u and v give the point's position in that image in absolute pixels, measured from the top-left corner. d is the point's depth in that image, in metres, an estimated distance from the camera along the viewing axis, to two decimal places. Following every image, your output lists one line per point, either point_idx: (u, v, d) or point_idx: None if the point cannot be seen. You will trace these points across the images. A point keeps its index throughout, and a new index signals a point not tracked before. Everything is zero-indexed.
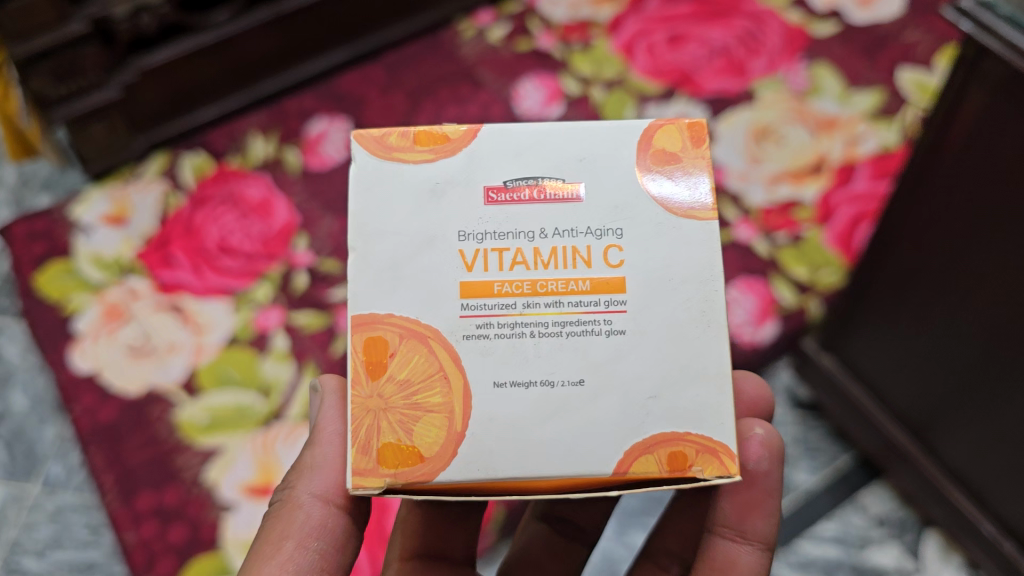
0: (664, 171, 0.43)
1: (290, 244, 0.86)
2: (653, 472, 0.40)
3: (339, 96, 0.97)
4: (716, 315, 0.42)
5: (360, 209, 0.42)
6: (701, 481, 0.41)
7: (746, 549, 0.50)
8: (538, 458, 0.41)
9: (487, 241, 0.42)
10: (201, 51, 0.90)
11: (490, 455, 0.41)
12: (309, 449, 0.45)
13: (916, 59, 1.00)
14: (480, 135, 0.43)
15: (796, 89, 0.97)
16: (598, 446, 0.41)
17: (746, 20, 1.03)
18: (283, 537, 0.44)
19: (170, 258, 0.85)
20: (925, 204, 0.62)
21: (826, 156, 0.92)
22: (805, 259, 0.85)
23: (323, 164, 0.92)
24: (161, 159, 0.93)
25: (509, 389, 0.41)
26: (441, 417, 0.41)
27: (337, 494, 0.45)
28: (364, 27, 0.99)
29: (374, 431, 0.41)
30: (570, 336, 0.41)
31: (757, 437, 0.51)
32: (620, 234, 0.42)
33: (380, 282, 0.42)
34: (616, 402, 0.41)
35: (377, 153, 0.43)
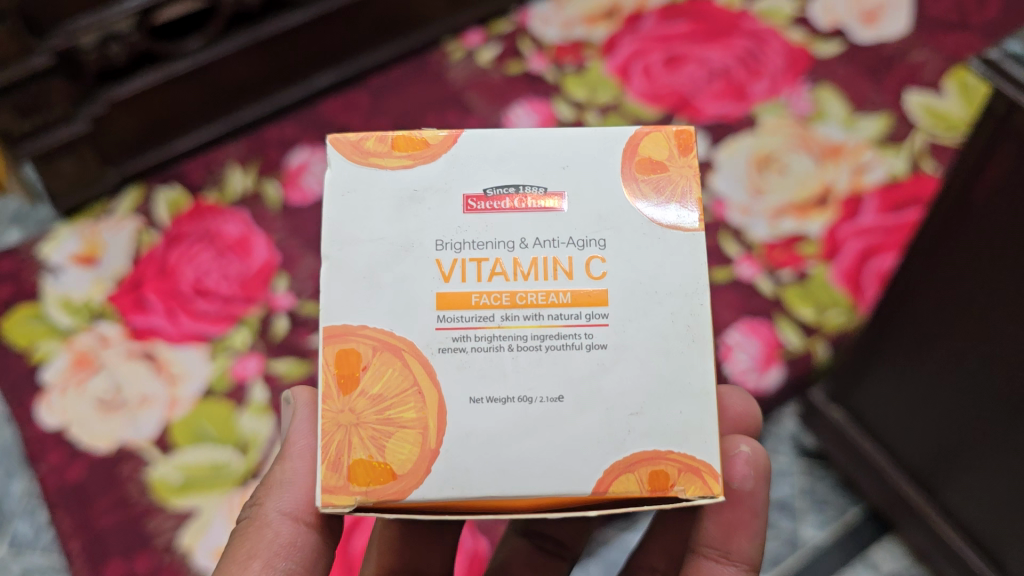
0: (650, 180, 0.42)
1: (269, 286, 0.82)
2: (633, 492, 0.39)
3: (321, 124, 0.93)
4: (702, 333, 0.41)
5: (334, 217, 0.41)
6: (683, 501, 0.39)
7: (730, 570, 0.49)
8: (516, 475, 0.39)
9: (465, 250, 0.41)
10: (175, 81, 0.86)
11: (466, 474, 0.39)
12: (280, 464, 0.45)
13: (925, 82, 0.95)
14: (461, 140, 0.42)
15: (799, 115, 0.93)
16: (577, 464, 0.40)
17: (746, 39, 0.99)
18: (250, 556, 0.43)
19: (143, 301, 0.81)
20: (946, 260, 0.58)
21: (832, 187, 0.88)
22: (812, 299, 0.81)
23: (305, 199, 0.87)
24: (134, 194, 0.89)
25: (486, 405, 0.40)
26: (415, 432, 0.40)
27: (307, 512, 0.44)
28: (347, 49, 0.94)
29: (346, 446, 0.40)
30: (550, 349, 0.40)
31: (742, 456, 0.50)
32: (603, 245, 0.41)
33: (354, 291, 0.41)
34: (598, 418, 0.40)
35: (353, 158, 0.42)
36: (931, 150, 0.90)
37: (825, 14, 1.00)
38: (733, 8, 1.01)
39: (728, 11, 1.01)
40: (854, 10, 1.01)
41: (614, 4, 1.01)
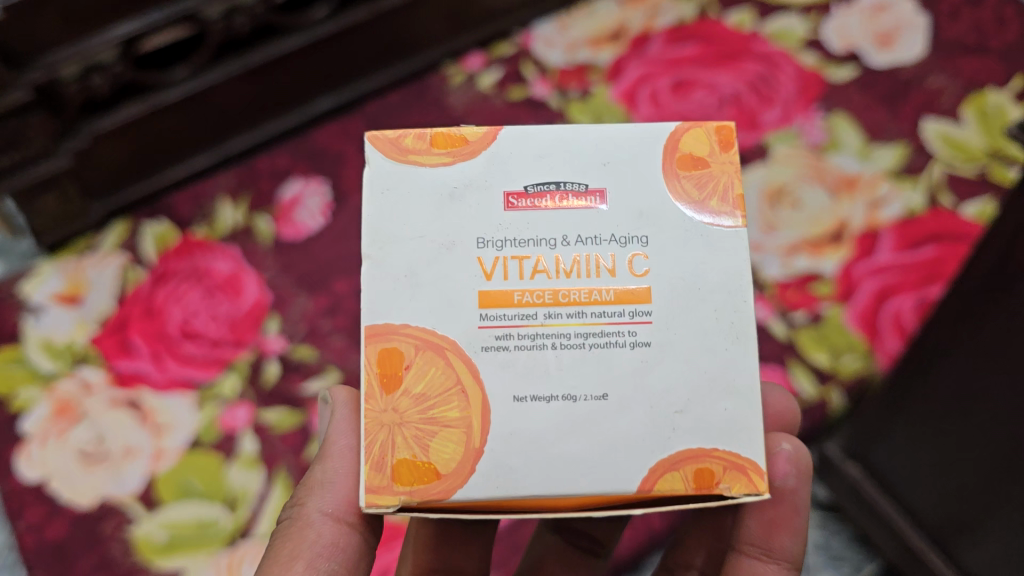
0: (691, 177, 0.42)
1: (260, 328, 0.78)
2: (678, 489, 0.40)
3: (315, 153, 0.89)
4: (746, 330, 0.41)
5: (374, 216, 0.42)
6: (729, 499, 0.40)
7: (772, 567, 0.50)
8: (561, 475, 0.40)
9: (507, 248, 0.41)
10: (163, 111, 0.82)
11: (511, 473, 0.40)
12: (320, 464, 0.45)
13: (942, 109, 0.92)
14: (500, 138, 0.43)
15: (812, 144, 0.89)
16: (623, 464, 0.40)
17: (757, 63, 0.95)
18: (294, 557, 0.43)
19: (128, 344, 0.78)
20: (978, 321, 0.55)
21: (847, 222, 0.84)
22: (827, 343, 0.78)
23: (298, 234, 0.84)
24: (120, 228, 0.85)
25: (530, 403, 0.40)
26: (459, 432, 0.40)
27: (349, 512, 0.44)
28: (343, 74, 0.91)
29: (389, 446, 0.40)
30: (593, 347, 0.41)
31: (783, 454, 0.49)
32: (645, 242, 0.42)
33: (398, 288, 0.41)
34: (642, 415, 0.40)
35: (393, 156, 0.42)
36: (949, 182, 0.86)
37: (839, 37, 0.97)
38: (743, 30, 0.97)
39: (739, 33, 0.97)
40: (868, 32, 0.97)
41: (620, 25, 0.98)
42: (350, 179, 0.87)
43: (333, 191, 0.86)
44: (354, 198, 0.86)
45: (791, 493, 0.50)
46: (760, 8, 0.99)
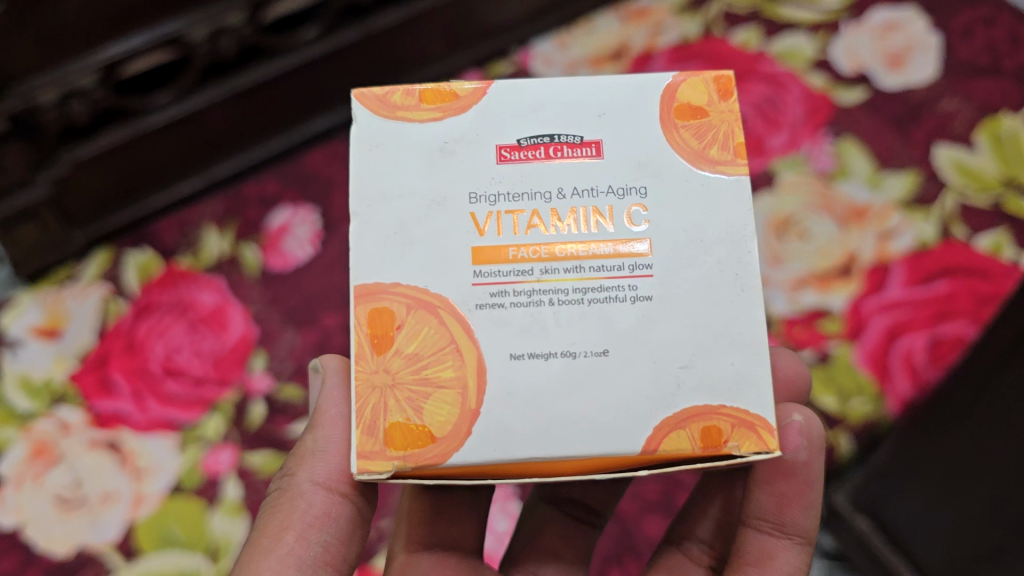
0: (688, 126, 0.43)
1: (245, 366, 0.76)
2: (684, 449, 0.39)
3: (304, 179, 0.86)
4: (750, 281, 0.41)
5: (365, 173, 0.42)
6: (738, 458, 0.40)
7: (784, 543, 0.48)
8: (560, 434, 0.39)
9: (500, 203, 0.42)
10: (148, 137, 0.79)
11: (509, 434, 0.39)
12: (312, 434, 0.45)
13: (955, 134, 0.88)
14: (490, 92, 0.43)
15: (820, 171, 0.86)
16: (624, 424, 0.40)
17: (763, 84, 0.92)
18: (284, 528, 0.44)
19: (108, 382, 0.75)
20: (1017, 372, 0.52)
21: (857, 255, 0.81)
22: (835, 385, 0.74)
23: (286, 265, 0.81)
24: (103, 257, 0.82)
25: (528, 360, 0.40)
26: (455, 392, 0.40)
27: (341, 481, 0.44)
28: (335, 96, 0.87)
29: (381, 409, 0.40)
30: (593, 302, 0.40)
31: (794, 426, 0.47)
32: (643, 194, 0.42)
33: (391, 246, 0.41)
34: (642, 372, 0.40)
35: (380, 113, 0.43)
36: (962, 213, 0.83)
37: (848, 57, 0.93)
38: (749, 49, 0.94)
39: (744, 52, 0.94)
40: (879, 52, 0.94)
41: (622, 44, 0.96)
42: (340, 206, 0.84)
43: (322, 219, 0.83)
44: (345, 226, 0.82)
45: (803, 467, 0.48)
46: (767, 26, 0.95)
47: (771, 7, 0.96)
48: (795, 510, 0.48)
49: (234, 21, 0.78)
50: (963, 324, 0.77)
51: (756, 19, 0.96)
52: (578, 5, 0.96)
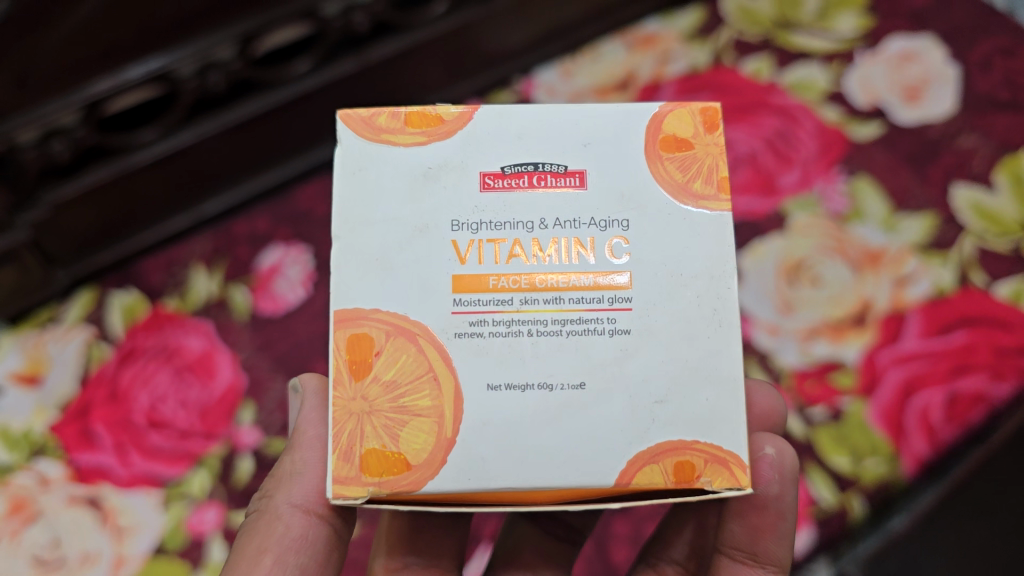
0: (676, 158, 0.42)
1: (233, 418, 0.73)
2: (658, 483, 0.40)
3: (297, 217, 0.82)
4: (730, 316, 0.41)
5: (347, 196, 0.41)
6: (711, 493, 0.40)
7: (759, 571, 0.49)
8: (535, 464, 0.39)
9: (482, 231, 0.41)
10: (133, 174, 0.76)
11: (484, 463, 0.39)
12: (290, 456, 0.45)
13: (974, 174, 0.85)
14: (476, 115, 0.42)
15: (833, 213, 0.82)
16: (597, 457, 0.40)
17: (775, 118, 0.88)
18: (262, 550, 0.43)
19: (90, 434, 0.72)
20: None
21: (871, 302, 0.78)
22: (847, 445, 0.71)
23: (276, 308, 0.77)
24: (87, 298, 0.79)
25: (504, 392, 0.40)
26: (431, 421, 0.40)
27: (319, 503, 0.44)
28: (329, 128, 0.84)
29: (358, 436, 0.40)
30: (571, 335, 0.40)
31: (766, 459, 0.48)
32: (625, 225, 0.41)
33: (368, 272, 0.41)
34: (618, 405, 0.40)
35: (364, 135, 0.42)
36: (981, 258, 0.80)
37: (863, 89, 0.90)
38: (760, 79, 0.91)
39: (755, 83, 0.90)
40: (895, 84, 0.90)
41: (628, 73, 0.92)
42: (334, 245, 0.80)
43: (315, 259, 0.80)
44: None
45: (777, 500, 0.48)
46: (779, 55, 0.92)
47: (783, 35, 0.93)
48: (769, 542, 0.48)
49: (225, 55, 0.74)
50: (982, 379, 0.74)
51: (768, 47, 0.92)
52: (584, 31, 0.93)
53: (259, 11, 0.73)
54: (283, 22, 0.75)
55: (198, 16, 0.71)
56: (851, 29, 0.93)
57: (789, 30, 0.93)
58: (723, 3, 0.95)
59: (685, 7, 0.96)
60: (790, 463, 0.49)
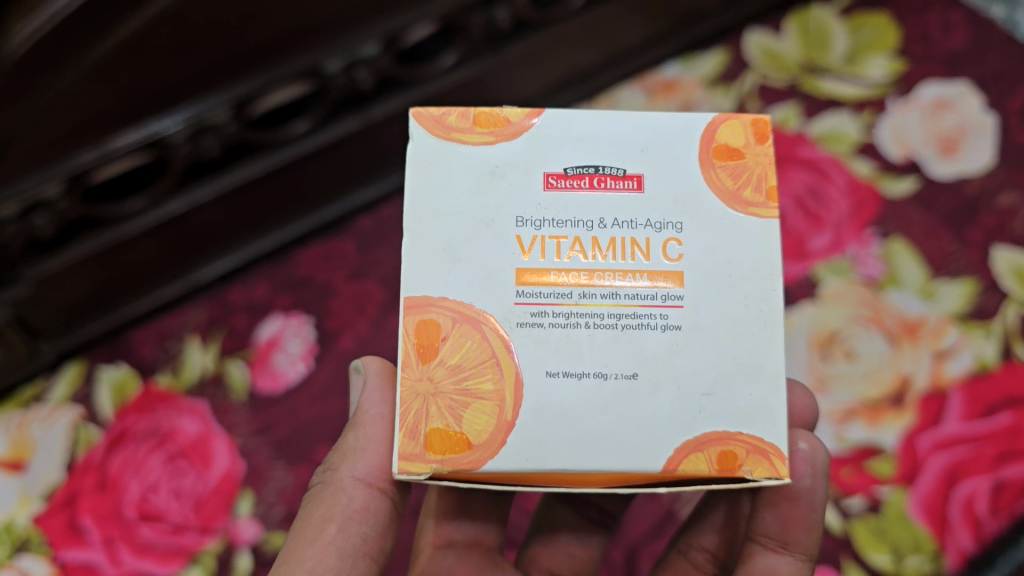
0: (728, 167, 0.41)
1: (231, 509, 0.68)
2: (702, 471, 0.38)
3: (297, 283, 0.77)
4: (775, 317, 0.39)
5: (416, 191, 0.40)
6: (750, 483, 0.38)
7: (786, 559, 0.47)
8: (592, 451, 0.38)
9: (545, 228, 0.40)
10: (123, 244, 0.71)
11: (541, 447, 0.38)
12: (354, 432, 0.44)
13: (1015, 236, 0.79)
14: (542, 118, 0.41)
15: (867, 278, 0.77)
16: (648, 443, 0.38)
17: (803, 172, 0.83)
18: (326, 519, 0.43)
19: (77, 527, 0.68)
20: None
21: (910, 379, 0.73)
22: (887, 540, 0.67)
23: (276, 386, 0.73)
24: (74, 371, 0.75)
25: (562, 380, 0.39)
26: (491, 405, 0.39)
27: (382, 479, 0.44)
28: (331, 185, 0.79)
29: (424, 415, 0.39)
30: (626, 328, 0.39)
31: (799, 454, 0.47)
32: (680, 227, 0.40)
33: (435, 263, 0.40)
34: (670, 397, 0.39)
35: (435, 133, 0.41)
36: None
37: (896, 141, 0.84)
38: (787, 128, 0.85)
39: (784, 133, 0.85)
40: (930, 135, 0.84)
41: None
42: (337, 314, 0.76)
43: (316, 330, 0.75)
44: (342, 340, 0.74)
45: (808, 492, 0.47)
46: (807, 104, 0.86)
47: (810, 81, 0.88)
48: (800, 532, 0.47)
49: (220, 119, 0.69)
50: None
51: (795, 94, 0.87)
52: (600, 78, 0.88)
53: (254, 72, 0.68)
54: (280, 83, 0.70)
55: (189, 80, 0.66)
56: (882, 75, 0.87)
57: (817, 75, 0.88)
58: (747, 46, 0.91)
59: (706, 50, 0.91)
60: (823, 461, 0.47)
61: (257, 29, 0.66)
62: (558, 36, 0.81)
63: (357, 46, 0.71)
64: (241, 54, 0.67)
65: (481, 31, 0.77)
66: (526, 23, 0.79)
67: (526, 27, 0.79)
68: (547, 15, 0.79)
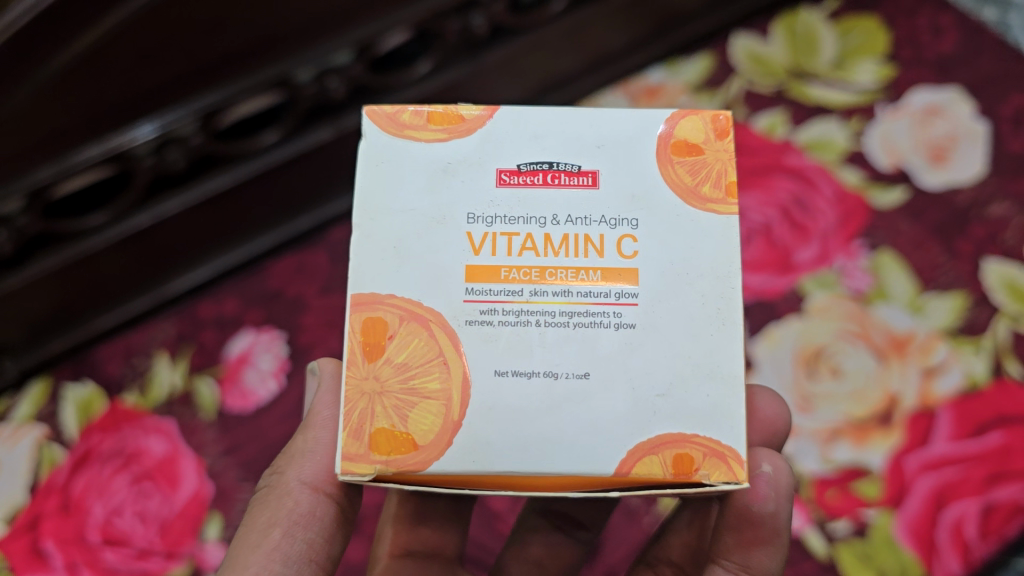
0: (686, 164, 0.38)
1: (198, 532, 0.66)
2: (656, 476, 0.35)
3: (267, 296, 0.76)
4: (734, 316, 0.37)
5: (367, 188, 0.38)
6: (707, 488, 0.35)
7: None
8: (540, 452, 0.35)
9: (497, 224, 0.37)
10: (88, 259, 0.69)
11: (489, 447, 0.35)
12: (302, 434, 0.43)
13: (1006, 247, 0.77)
14: (497, 113, 0.39)
15: (855, 292, 0.75)
16: (597, 443, 0.36)
17: (790, 180, 0.80)
18: (270, 524, 0.41)
19: (40, 551, 0.66)
20: None
21: (898, 398, 0.71)
22: (874, 565, 0.65)
23: (246, 405, 0.71)
24: (39, 389, 0.73)
25: (511, 379, 0.36)
26: (438, 404, 0.36)
27: (328, 482, 0.42)
28: (303, 195, 0.78)
29: (369, 414, 0.36)
30: (577, 327, 0.36)
31: (763, 477, 0.44)
32: (635, 224, 0.37)
33: (385, 258, 0.37)
34: (622, 399, 0.36)
35: (388, 130, 0.39)
36: (1016, 345, 0.73)
37: (886, 150, 0.81)
38: (774, 137, 0.83)
39: (769, 141, 0.83)
40: (920, 143, 0.82)
41: None
42: (309, 330, 0.74)
43: (288, 346, 0.73)
44: (314, 355, 0.72)
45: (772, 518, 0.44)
46: (795, 110, 0.84)
47: (797, 86, 0.85)
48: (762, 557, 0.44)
49: (187, 131, 0.67)
50: (1018, 488, 0.67)
51: (782, 100, 0.85)
52: (582, 83, 0.86)
53: (220, 84, 0.66)
54: (248, 94, 0.68)
55: (151, 94, 0.64)
56: (871, 80, 0.85)
57: (804, 81, 0.86)
58: (733, 50, 0.89)
59: (691, 56, 0.89)
60: (788, 487, 0.44)
61: (223, 41, 0.64)
62: (537, 41, 0.79)
63: (330, 55, 0.69)
64: (206, 66, 0.65)
65: (456, 37, 0.75)
66: (504, 28, 0.78)
67: (504, 33, 0.78)
68: (524, 20, 0.78)
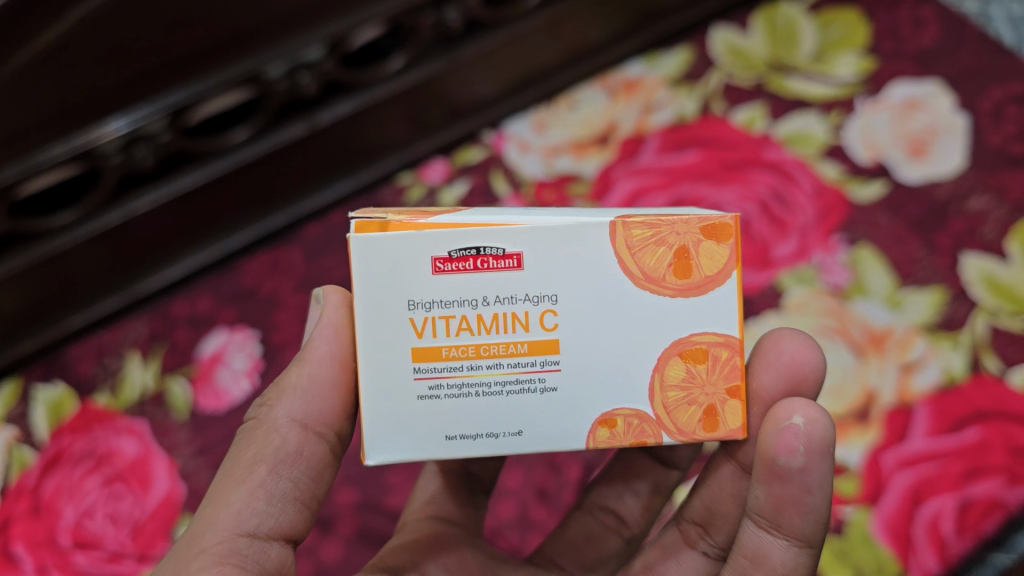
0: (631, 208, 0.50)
1: (170, 534, 0.65)
2: (651, 219, 0.40)
3: (242, 295, 0.75)
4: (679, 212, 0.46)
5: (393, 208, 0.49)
6: (700, 222, 0.40)
7: (781, 542, 0.44)
8: (535, 218, 0.40)
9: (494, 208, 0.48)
10: (57, 259, 0.70)
11: (495, 216, 0.41)
12: (297, 367, 0.42)
13: (986, 242, 0.74)
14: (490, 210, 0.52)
15: (832, 287, 0.73)
16: (582, 220, 0.41)
17: (768, 174, 0.79)
18: (257, 461, 0.40)
19: (10, 554, 0.64)
20: None
21: (876, 394, 0.68)
22: (850, 563, 0.63)
23: (219, 405, 0.70)
24: (10, 389, 0.72)
25: (509, 212, 0.43)
26: (449, 212, 0.42)
27: (318, 422, 0.42)
28: (279, 192, 0.78)
29: (390, 211, 0.42)
30: (562, 213, 0.44)
31: (792, 429, 0.42)
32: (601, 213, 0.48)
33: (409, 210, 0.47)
34: (602, 216, 0.42)
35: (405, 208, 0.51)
36: (995, 340, 0.69)
37: (866, 145, 0.80)
38: (753, 130, 0.82)
39: (748, 135, 0.81)
40: (900, 137, 0.80)
41: (609, 126, 0.83)
42: (283, 329, 0.73)
43: (262, 345, 0.72)
44: (286, 354, 0.71)
45: (801, 476, 0.43)
46: (774, 104, 0.83)
47: (777, 79, 0.84)
48: (790, 519, 0.43)
49: (154, 127, 0.70)
50: (997, 483, 0.64)
51: (762, 94, 0.84)
52: (557, 78, 0.85)
53: (188, 81, 0.69)
54: (219, 90, 0.71)
55: (115, 91, 0.67)
56: (851, 73, 0.84)
57: (784, 74, 0.84)
58: (712, 43, 0.88)
59: (671, 49, 0.88)
60: (823, 437, 0.43)
61: (187, 37, 0.68)
62: (515, 35, 0.81)
63: (299, 50, 0.73)
64: (171, 63, 0.68)
65: (430, 32, 0.78)
66: (479, 23, 0.80)
67: (478, 28, 0.80)
68: (499, 14, 0.80)
